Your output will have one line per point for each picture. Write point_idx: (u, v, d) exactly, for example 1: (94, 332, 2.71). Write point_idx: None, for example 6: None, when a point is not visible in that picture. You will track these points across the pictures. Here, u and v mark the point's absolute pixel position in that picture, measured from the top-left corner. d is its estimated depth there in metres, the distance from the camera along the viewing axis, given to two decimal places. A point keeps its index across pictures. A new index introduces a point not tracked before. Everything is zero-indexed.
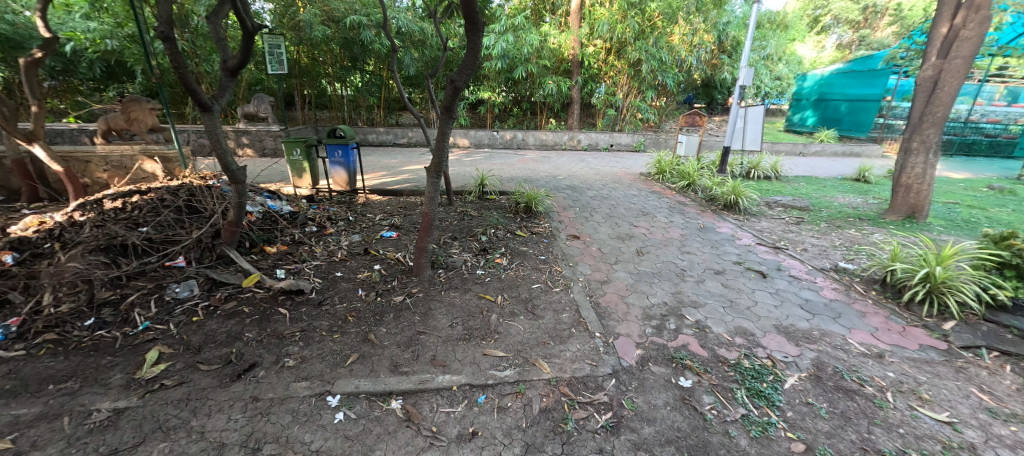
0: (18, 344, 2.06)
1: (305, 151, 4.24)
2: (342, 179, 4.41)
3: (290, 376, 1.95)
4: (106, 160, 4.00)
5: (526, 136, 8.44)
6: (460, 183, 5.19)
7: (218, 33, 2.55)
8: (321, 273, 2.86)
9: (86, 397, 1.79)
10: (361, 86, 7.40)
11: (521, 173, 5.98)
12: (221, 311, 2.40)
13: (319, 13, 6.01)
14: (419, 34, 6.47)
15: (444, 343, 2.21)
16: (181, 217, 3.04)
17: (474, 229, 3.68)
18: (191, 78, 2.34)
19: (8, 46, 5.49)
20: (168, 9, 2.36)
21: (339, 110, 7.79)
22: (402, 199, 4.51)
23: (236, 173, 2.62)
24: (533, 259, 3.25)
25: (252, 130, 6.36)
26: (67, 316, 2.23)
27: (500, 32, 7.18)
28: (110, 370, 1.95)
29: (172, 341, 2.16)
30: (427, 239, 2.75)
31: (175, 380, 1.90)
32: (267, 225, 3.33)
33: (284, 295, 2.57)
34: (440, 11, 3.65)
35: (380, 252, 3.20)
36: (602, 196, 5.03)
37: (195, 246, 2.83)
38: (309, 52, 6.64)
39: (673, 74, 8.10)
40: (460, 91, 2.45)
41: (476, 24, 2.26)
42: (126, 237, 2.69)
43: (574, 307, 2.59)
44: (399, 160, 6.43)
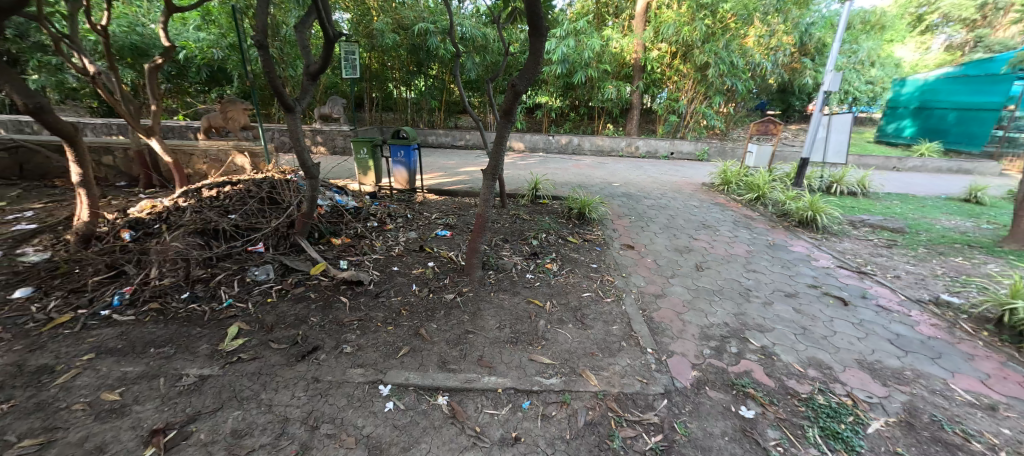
0: (130, 310, 2.39)
1: (371, 150, 4.52)
2: (403, 178, 4.63)
3: (347, 362, 2.07)
4: (205, 153, 4.53)
5: (582, 142, 8.33)
6: (514, 186, 5.23)
7: (304, 41, 2.78)
8: (379, 266, 3.01)
9: (178, 362, 2.03)
10: (424, 90, 7.74)
11: (575, 178, 5.91)
12: (292, 295, 2.62)
13: (391, 22, 6.40)
14: (481, 40, 6.64)
15: (491, 345, 2.22)
16: (263, 206, 3.35)
17: (525, 233, 3.69)
18: (279, 82, 2.57)
19: (137, 55, 6.45)
20: (265, 21, 2.63)
21: (403, 112, 8.21)
22: (457, 200, 4.63)
23: (311, 169, 2.83)
24: (584, 266, 3.18)
25: (326, 130, 6.90)
26: (168, 289, 2.54)
27: (561, 37, 7.18)
28: (198, 340, 2.19)
29: (250, 319, 2.38)
30: (479, 240, 2.79)
31: (249, 354, 2.10)
32: (335, 218, 3.56)
33: (346, 285, 2.73)
34: (504, 17, 3.72)
35: (435, 250, 3.31)
36: (660, 206, 4.81)
37: (273, 234, 3.10)
38: (379, 58, 7.07)
39: (745, 79, 7.56)
40: (520, 96, 2.47)
41: (539, 29, 2.26)
42: (217, 223, 3.02)
43: (626, 320, 2.49)
44: (455, 162, 6.64)
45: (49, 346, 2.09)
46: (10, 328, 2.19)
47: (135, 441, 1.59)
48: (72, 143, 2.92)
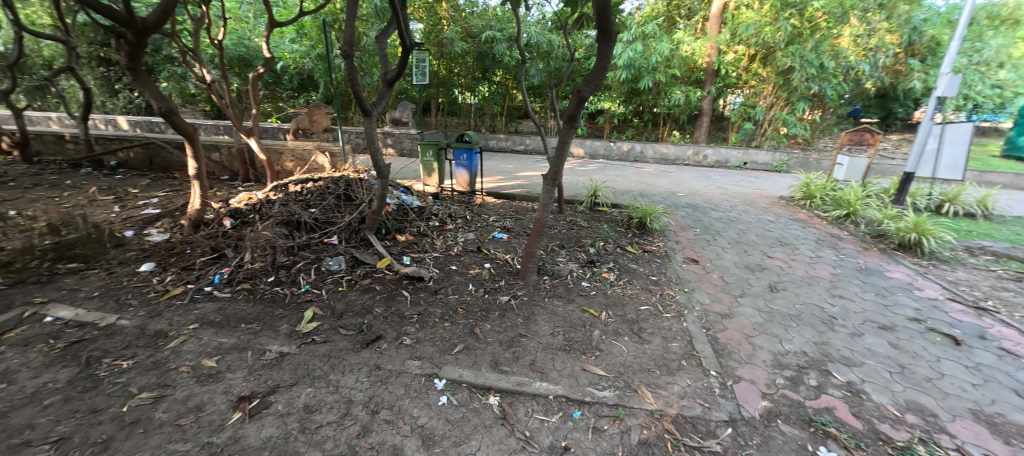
0: (226, 288, 2.72)
1: (436, 153, 4.74)
2: (464, 180, 4.79)
3: (406, 353, 2.17)
4: (292, 153, 5.03)
5: (645, 149, 8.06)
6: (572, 192, 5.19)
7: (383, 50, 2.99)
8: (439, 264, 3.14)
9: (262, 338, 2.27)
10: (488, 96, 7.97)
11: (636, 186, 5.72)
12: (360, 286, 2.81)
13: (461, 30, 6.68)
14: (546, 46, 6.67)
15: (544, 350, 2.21)
16: (339, 202, 3.63)
17: (582, 240, 3.64)
18: (359, 89, 2.80)
19: (243, 65, 7.35)
20: (351, 33, 2.87)
21: (467, 117, 8.52)
22: (515, 204, 4.69)
23: (383, 169, 3.02)
24: (644, 278, 3.06)
25: (395, 133, 7.36)
26: (257, 272, 2.86)
27: (628, 41, 6.96)
28: (280, 320, 2.43)
29: (323, 305, 2.59)
30: (536, 245, 2.80)
31: (321, 337, 2.29)
32: (400, 215, 3.76)
33: (408, 280, 2.88)
34: (571, 23, 3.70)
35: (492, 252, 3.38)
36: (729, 219, 4.50)
37: (346, 228, 3.35)
38: (447, 65, 7.39)
39: (835, 83, 6.84)
40: (585, 101, 2.44)
41: (609, 33, 2.23)
42: (300, 215, 3.32)
43: (687, 338, 2.35)
44: (515, 166, 6.73)
45: (165, 314, 2.45)
46: (138, 297, 2.61)
47: (227, 404, 1.81)
48: (191, 141, 3.41)
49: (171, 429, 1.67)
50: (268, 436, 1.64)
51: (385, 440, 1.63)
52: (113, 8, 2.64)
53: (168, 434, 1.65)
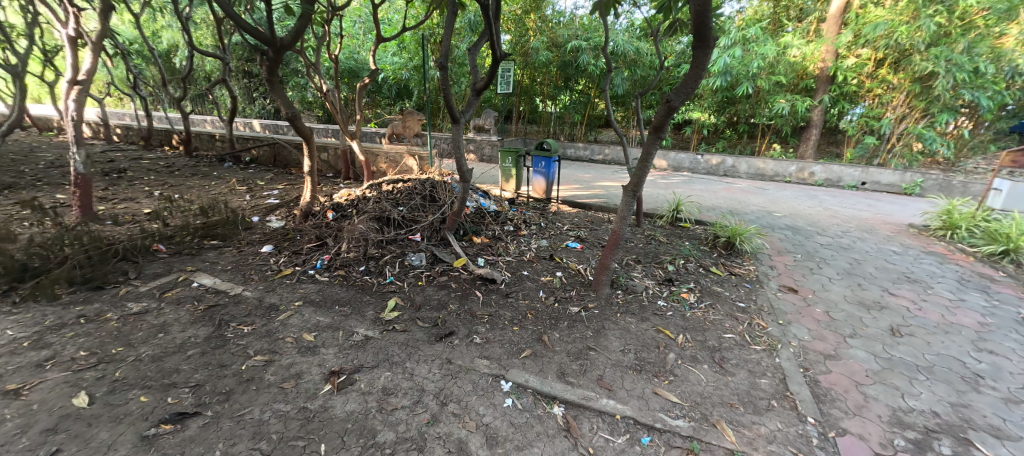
0: (326, 273, 3.07)
1: (515, 160, 4.88)
2: (541, 187, 4.85)
3: (475, 351, 2.25)
4: (386, 155, 5.53)
5: (737, 163, 7.42)
6: (652, 205, 4.96)
7: (474, 61, 3.15)
8: (511, 268, 3.21)
9: (351, 321, 2.51)
10: (569, 104, 7.99)
11: (726, 203, 5.27)
12: (437, 282, 2.98)
13: (547, 40, 6.80)
14: (634, 54, 6.47)
15: (613, 367, 2.13)
16: (424, 202, 3.88)
17: (660, 256, 3.47)
18: (451, 98, 3.00)
19: (351, 76, 8.29)
20: (447, 47, 3.09)
21: (547, 126, 8.64)
22: (590, 214, 4.62)
23: (466, 173, 3.18)
24: (730, 303, 2.81)
25: (477, 139, 7.71)
26: (351, 261, 3.18)
27: (726, 47, 6.45)
28: (367, 306, 2.68)
29: (404, 297, 2.80)
30: (611, 257, 2.73)
31: (400, 326, 2.47)
32: (478, 218, 3.91)
33: (481, 281, 2.99)
34: (664, 30, 3.57)
35: (564, 260, 3.36)
36: (839, 246, 3.93)
37: (428, 227, 3.56)
38: (530, 74, 7.57)
39: (996, 91, 5.62)
40: (674, 111, 2.32)
41: (706, 40, 2.10)
42: (390, 212, 3.62)
43: (779, 375, 2.10)
44: (592, 176, 6.63)
45: (276, 290, 2.84)
46: (258, 273, 3.07)
47: (320, 376, 2.03)
48: (308, 142, 3.92)
49: (277, 391, 1.93)
50: (351, 410, 1.81)
51: (452, 432, 1.69)
52: (258, 29, 3.16)
53: (274, 394, 1.91)
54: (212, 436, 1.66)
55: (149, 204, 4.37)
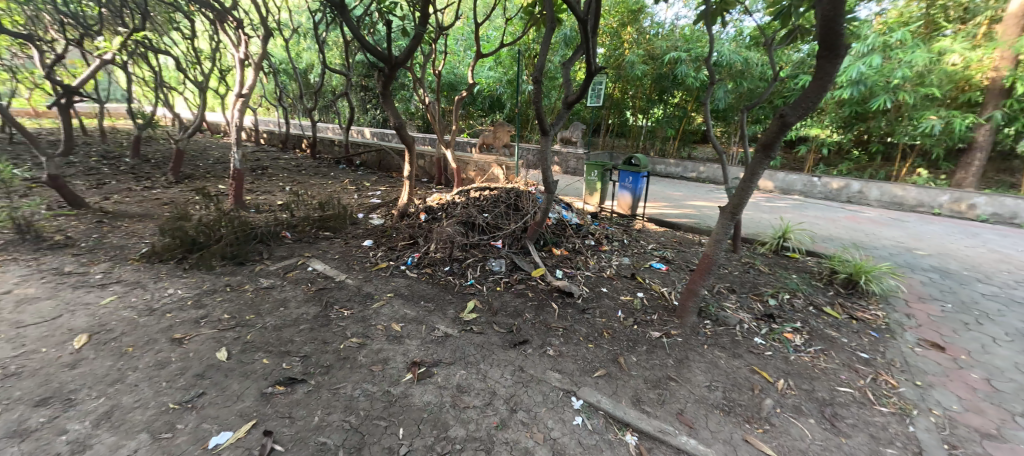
0: (415, 270, 3.34)
1: (601, 173, 4.81)
2: (626, 203, 4.69)
3: (548, 363, 2.25)
4: (475, 164, 5.86)
5: (864, 188, 6.37)
6: (753, 230, 4.48)
7: (568, 74, 3.18)
8: (590, 284, 3.15)
9: (434, 317, 2.69)
10: (662, 118, 7.63)
11: (848, 234, 4.53)
12: (514, 289, 3.05)
13: (643, 53, 6.61)
14: (741, 65, 5.97)
15: (696, 403, 1.96)
16: (508, 210, 3.97)
17: (759, 288, 3.12)
18: (542, 111, 3.07)
19: (450, 89, 8.94)
20: (543, 61, 3.17)
21: (636, 140, 8.35)
22: (679, 234, 4.34)
23: (551, 185, 3.21)
24: (847, 352, 2.40)
25: (563, 152, 7.77)
26: (437, 261, 3.41)
27: (860, 55, 5.61)
28: (449, 305, 2.84)
29: (483, 300, 2.91)
30: (700, 283, 2.54)
31: (477, 328, 2.57)
32: (559, 230, 3.91)
33: (558, 293, 2.98)
34: (780, 39, 3.24)
35: (647, 281, 3.20)
36: (1011, 299, 3.12)
37: (510, 235, 3.65)
38: (622, 87, 7.40)
39: None
40: (789, 128, 2.08)
41: (836, 49, 1.85)
42: (475, 218, 3.79)
43: (912, 447, 1.73)
44: (682, 194, 6.23)
45: (372, 281, 3.16)
46: (359, 263, 3.45)
47: (403, 365, 2.20)
48: (410, 150, 4.31)
49: (366, 372, 2.14)
50: (428, 401, 1.93)
51: (519, 440, 1.71)
52: (378, 49, 3.58)
53: (364, 375, 2.12)
54: (313, 403, 1.90)
55: (281, 197, 5.18)
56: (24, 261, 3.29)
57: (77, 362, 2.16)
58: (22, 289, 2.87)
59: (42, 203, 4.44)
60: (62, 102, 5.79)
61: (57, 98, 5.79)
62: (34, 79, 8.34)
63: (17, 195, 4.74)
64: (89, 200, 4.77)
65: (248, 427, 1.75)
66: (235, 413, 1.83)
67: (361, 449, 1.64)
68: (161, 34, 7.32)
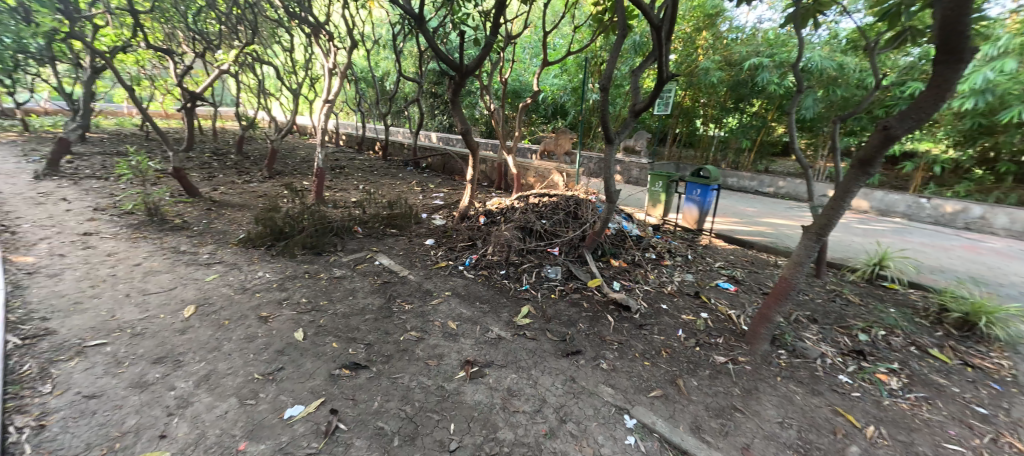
0: (472, 271, 3.45)
1: (666, 185, 4.62)
2: (692, 217, 4.45)
3: (600, 377, 2.19)
4: (535, 171, 5.94)
5: (989, 213, 5.43)
6: (841, 254, 4.02)
7: (637, 82, 3.09)
8: (649, 299, 3.02)
9: (488, 318, 2.75)
10: (737, 128, 7.13)
11: (966, 267, 3.88)
12: (569, 298, 3.02)
13: (719, 59, 6.29)
14: (834, 71, 5.40)
15: (765, 439, 1.79)
16: (567, 218, 3.93)
17: (847, 320, 2.79)
18: (608, 118, 3.02)
19: (515, 96, 9.12)
20: (611, 68, 3.11)
21: (706, 151, 7.89)
22: (751, 253, 4.03)
23: (612, 195, 3.15)
24: (960, 404, 2.04)
25: (625, 161, 7.57)
26: (494, 264, 3.49)
27: (989, 57, 4.80)
28: (503, 308, 2.89)
29: (537, 306, 2.92)
30: (775, 309, 2.34)
31: (530, 334, 2.58)
32: (618, 241, 3.81)
33: (614, 306, 2.90)
34: (885, 42, 2.87)
35: (712, 301, 3.01)
36: None
37: (567, 243, 3.62)
38: (694, 95, 7.06)
39: None
40: (894, 141, 1.83)
41: (960, 52, 1.60)
42: (533, 224, 3.81)
43: None
44: (756, 210, 5.77)
45: (432, 278, 3.32)
46: (420, 261, 3.64)
47: (457, 363, 2.27)
48: (474, 155, 4.46)
49: (423, 365, 2.24)
50: (478, 400, 1.98)
51: (567, 452, 1.68)
52: (450, 57, 3.75)
53: (420, 368, 2.22)
54: (373, 389, 2.03)
55: (356, 195, 5.62)
56: (152, 239, 3.90)
57: (186, 329, 2.51)
58: (149, 263, 3.40)
59: (167, 191, 5.24)
60: (188, 106, 6.80)
61: (184, 102, 6.82)
62: (167, 86, 9.88)
63: (150, 184, 5.64)
64: (202, 190, 5.54)
65: (317, 404, 1.91)
66: (308, 390, 2.01)
67: (415, 439, 1.71)
68: (266, 47, 8.33)
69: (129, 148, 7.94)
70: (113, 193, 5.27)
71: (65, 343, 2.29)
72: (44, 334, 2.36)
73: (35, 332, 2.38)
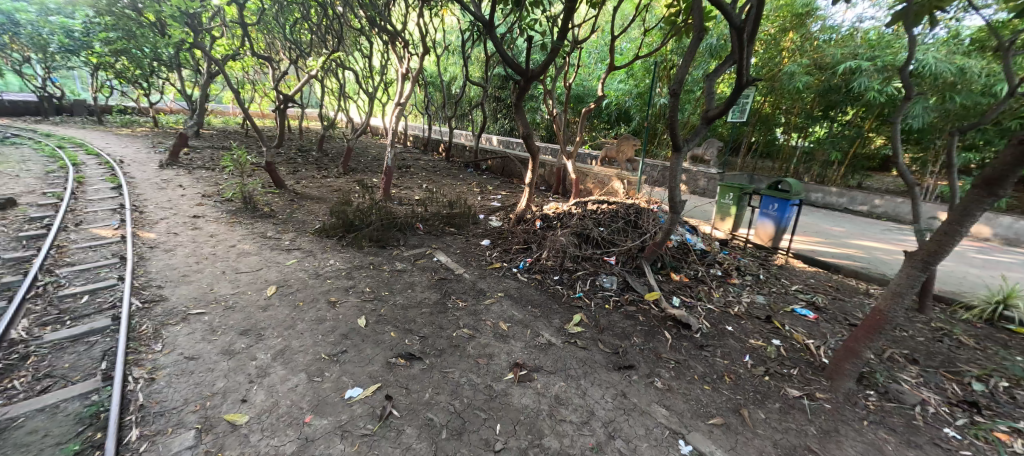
0: (526, 274, 3.47)
1: (738, 197, 4.30)
2: (766, 233, 4.10)
3: (653, 396, 2.08)
4: (594, 177, 5.87)
5: None
6: (952, 287, 3.46)
7: (711, 87, 2.91)
8: (712, 319, 2.83)
9: (540, 323, 2.74)
10: (825, 138, 6.44)
11: None
12: (624, 310, 2.92)
13: (808, 62, 5.74)
14: (953, 75, 4.68)
15: None
16: (626, 227, 3.80)
17: (957, 365, 2.39)
18: (677, 125, 2.87)
19: (577, 101, 9.04)
20: (683, 73, 2.95)
21: (786, 162, 7.23)
22: (835, 278, 3.61)
23: (677, 206, 2.99)
24: None
25: (692, 170, 7.18)
26: (548, 269, 3.48)
27: None
28: (555, 314, 2.87)
29: (590, 315, 2.86)
30: (864, 343, 2.07)
31: (581, 343, 2.53)
32: (680, 254, 3.61)
33: (673, 323, 2.75)
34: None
35: (786, 327, 2.74)
36: None
37: (624, 252, 3.51)
38: (775, 102, 6.51)
39: None
40: None
41: None
42: (590, 230, 3.73)
43: None
44: (844, 230, 5.16)
45: (487, 278, 3.39)
46: (476, 260, 3.73)
47: (506, 365, 2.29)
48: (533, 159, 4.48)
49: (473, 363, 2.29)
50: (525, 404, 1.98)
51: None
52: (517, 63, 3.81)
53: (470, 365, 2.27)
54: (425, 380, 2.11)
55: (419, 193, 5.91)
56: (245, 224, 4.41)
57: (268, 306, 2.81)
58: (242, 246, 3.85)
59: (260, 182, 5.90)
60: (281, 107, 7.60)
61: (279, 104, 7.64)
62: (265, 89, 11.16)
63: (247, 175, 6.41)
64: (288, 183, 6.17)
65: (375, 388, 2.03)
66: (367, 374, 2.14)
67: (462, 435, 1.75)
68: (349, 54, 9.07)
69: (232, 144, 9.08)
70: (218, 182, 6.05)
71: (174, 309, 2.67)
72: (158, 300, 2.77)
73: (152, 297, 2.81)
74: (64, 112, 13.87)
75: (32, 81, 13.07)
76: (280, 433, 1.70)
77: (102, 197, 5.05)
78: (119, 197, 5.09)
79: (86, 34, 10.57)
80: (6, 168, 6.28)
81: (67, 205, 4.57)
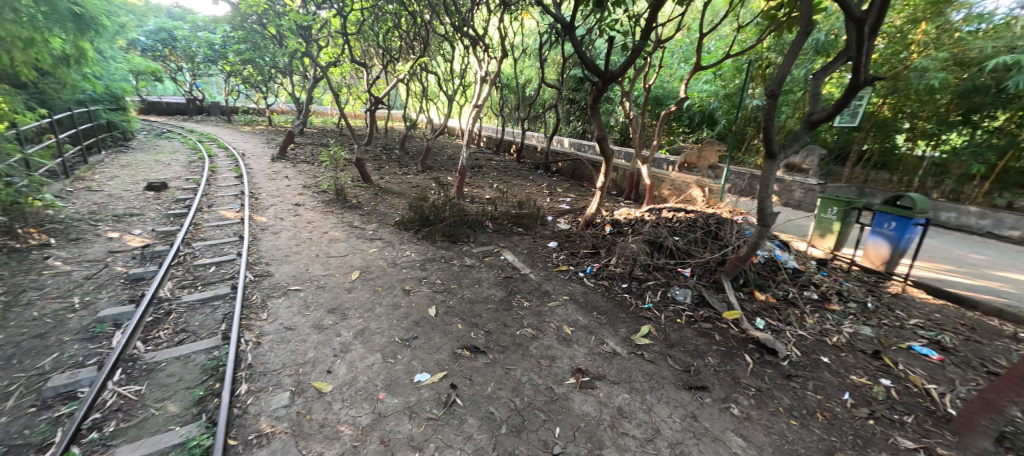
0: (592, 279, 3.41)
1: (843, 212, 3.77)
2: (878, 256, 3.55)
3: (727, 423, 1.92)
4: (670, 183, 5.58)
5: None
6: None
7: (818, 87, 2.60)
8: (803, 346, 2.54)
9: (605, 331, 2.68)
10: (962, 147, 5.40)
11: None
12: (698, 327, 2.74)
13: (945, 58, 4.91)
14: None
15: None
16: (705, 237, 3.56)
17: None
18: (774, 129, 2.61)
19: (656, 103, 8.64)
20: (784, 71, 2.67)
21: (908, 174, 6.20)
22: (971, 315, 3.02)
23: (767, 218, 2.73)
24: None
25: (786, 179, 6.48)
26: (616, 275, 3.38)
27: None
28: (621, 323, 2.78)
29: (659, 328, 2.73)
30: (1009, 396, 1.60)
31: (649, 356, 2.43)
32: (768, 271, 3.29)
33: (755, 346, 2.52)
34: None
35: (900, 366, 2.36)
36: None
37: (701, 265, 3.29)
38: (897, 104, 5.63)
39: None
40: None
41: None
42: (664, 239, 3.55)
43: None
44: (986, 258, 4.29)
45: (552, 280, 3.39)
46: (542, 262, 3.76)
47: (567, 369, 2.28)
48: (607, 162, 4.37)
49: (535, 363, 2.31)
50: (586, 411, 1.95)
51: None
52: (595, 64, 3.75)
53: (531, 365, 2.29)
54: (488, 374, 2.19)
55: (490, 192, 6.10)
56: (337, 214, 4.90)
57: (352, 289, 3.11)
58: (333, 233, 4.29)
59: (351, 177, 6.52)
60: (372, 109, 8.31)
61: (370, 106, 8.36)
62: (359, 92, 12.28)
63: (341, 170, 7.12)
64: (374, 178, 6.73)
65: (441, 375, 2.15)
66: (435, 361, 2.27)
67: (521, 432, 1.78)
68: (433, 59, 9.62)
69: (329, 142, 10.14)
70: (316, 175, 6.80)
71: (278, 284, 3.08)
72: (266, 275, 3.21)
73: (262, 272, 3.26)
74: (203, 112, 16.57)
75: (183, 86, 15.79)
76: (358, 406, 1.88)
77: (227, 184, 5.96)
78: (240, 184, 5.97)
79: (223, 46, 12.51)
80: (161, 158, 7.70)
81: (203, 190, 5.47)
